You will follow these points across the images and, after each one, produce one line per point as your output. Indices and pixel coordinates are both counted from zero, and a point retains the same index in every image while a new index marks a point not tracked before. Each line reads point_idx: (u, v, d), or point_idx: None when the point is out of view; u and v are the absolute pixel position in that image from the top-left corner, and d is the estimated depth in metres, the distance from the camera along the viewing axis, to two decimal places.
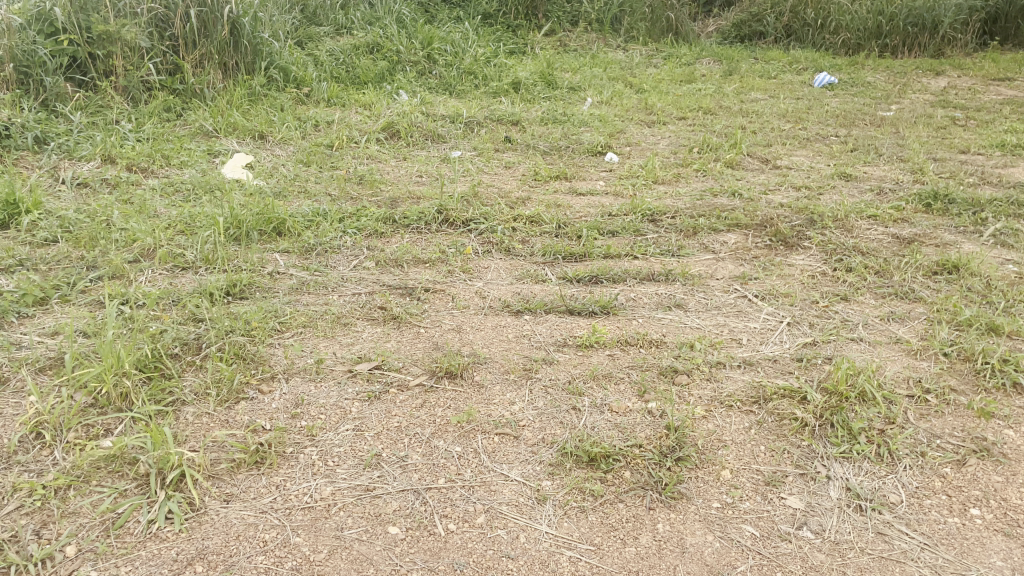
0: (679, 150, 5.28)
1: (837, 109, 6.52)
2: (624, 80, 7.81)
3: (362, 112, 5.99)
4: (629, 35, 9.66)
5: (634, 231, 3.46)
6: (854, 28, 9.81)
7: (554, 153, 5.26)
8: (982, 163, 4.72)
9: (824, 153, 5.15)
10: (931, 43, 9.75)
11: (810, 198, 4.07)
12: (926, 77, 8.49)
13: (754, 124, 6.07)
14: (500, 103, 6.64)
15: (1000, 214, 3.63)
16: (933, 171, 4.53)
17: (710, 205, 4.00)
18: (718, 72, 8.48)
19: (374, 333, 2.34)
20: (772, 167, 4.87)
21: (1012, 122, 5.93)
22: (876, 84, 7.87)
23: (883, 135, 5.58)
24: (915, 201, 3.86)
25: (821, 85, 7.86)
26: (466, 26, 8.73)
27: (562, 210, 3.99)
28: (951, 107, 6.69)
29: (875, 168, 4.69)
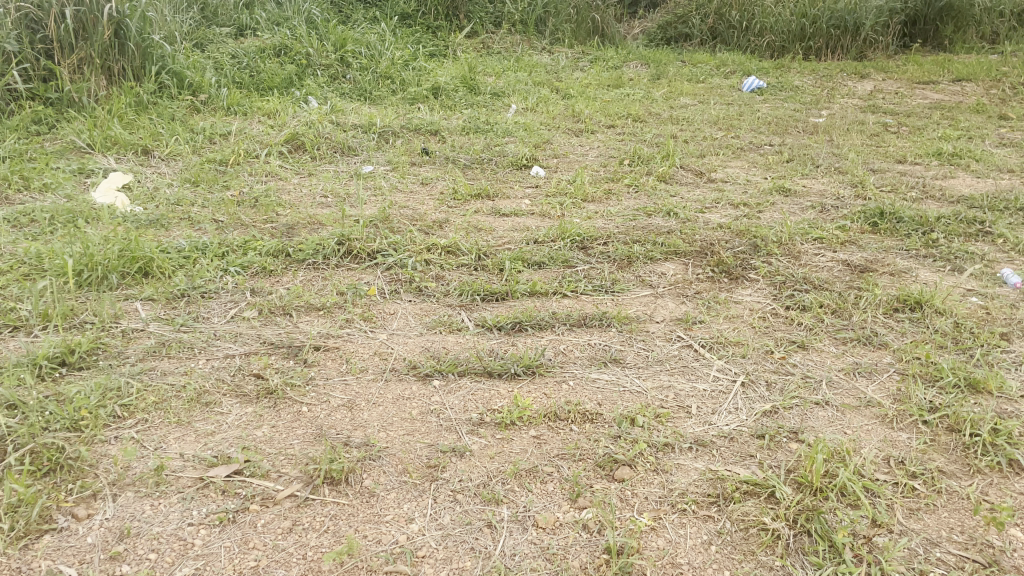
0: (609, 162, 4.95)
1: (769, 116, 6.31)
2: (550, 84, 7.46)
3: (264, 122, 5.47)
4: (554, 37, 9.33)
5: (563, 261, 3.09)
6: (778, 30, 9.73)
7: (475, 167, 4.85)
8: (922, 174, 4.52)
9: (759, 165, 4.89)
10: (853, 46, 9.71)
11: (749, 218, 3.78)
12: (852, 80, 8.41)
13: (686, 133, 5.80)
14: (417, 111, 6.20)
15: (950, 234, 3.38)
16: (874, 184, 4.30)
17: (645, 228, 3.67)
18: (646, 76, 8.22)
19: (243, 417, 1.91)
20: (707, 181, 4.58)
21: (944, 128, 5.80)
22: (805, 88, 7.72)
23: (817, 144, 5.37)
24: (859, 220, 3.59)
25: (750, 89, 7.67)
26: (382, 26, 8.24)
27: (483, 235, 3.59)
28: (880, 112, 6.56)
29: (813, 180, 4.45)
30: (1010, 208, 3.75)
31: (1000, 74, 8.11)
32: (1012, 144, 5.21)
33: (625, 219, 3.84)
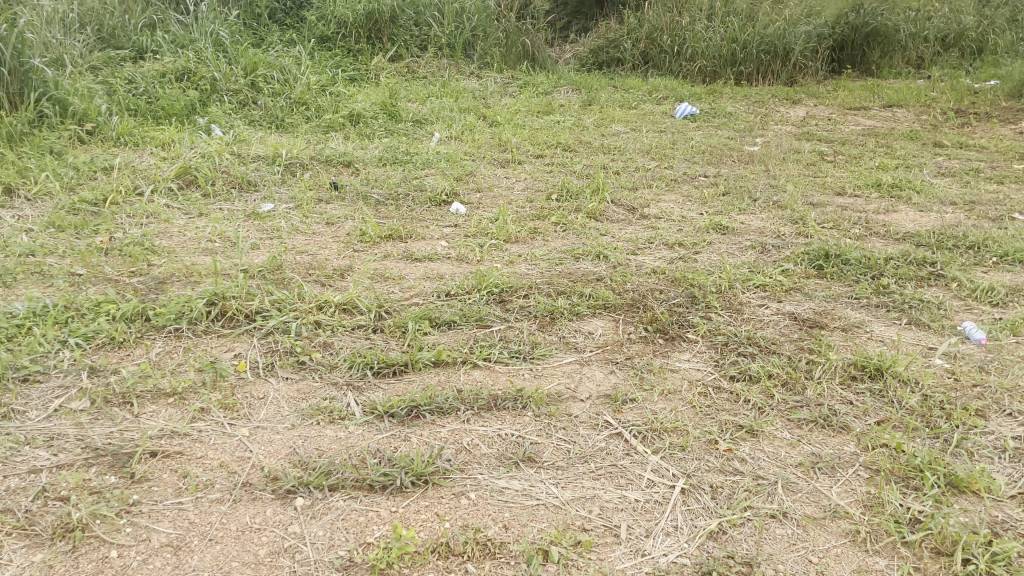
0: (536, 197, 4.59)
1: (703, 144, 6.07)
2: (476, 111, 7.11)
3: (156, 153, 4.94)
4: (483, 62, 9.06)
5: (475, 318, 2.68)
6: (709, 55, 9.65)
7: (389, 204, 4.41)
8: (863, 209, 4.28)
9: (693, 198, 4.61)
10: (784, 71, 9.71)
11: (685, 261, 3.45)
12: (784, 106, 8.30)
13: (617, 163, 5.49)
14: (331, 140, 5.75)
15: (900, 278, 3.11)
16: (815, 220, 4.04)
17: (570, 275, 3.29)
18: (577, 102, 7.96)
19: (25, 570, 1.50)
20: (639, 217, 4.26)
21: (880, 156, 5.63)
22: (738, 114, 7.55)
23: (753, 175, 5.12)
24: (802, 263, 3.30)
25: (683, 115, 7.46)
26: (299, 50, 7.78)
27: (389, 286, 3.16)
28: (815, 140, 6.39)
29: (751, 216, 4.17)
30: (957, 246, 3.52)
31: (929, 100, 8.09)
32: (950, 173, 5.05)
33: (550, 264, 3.47)
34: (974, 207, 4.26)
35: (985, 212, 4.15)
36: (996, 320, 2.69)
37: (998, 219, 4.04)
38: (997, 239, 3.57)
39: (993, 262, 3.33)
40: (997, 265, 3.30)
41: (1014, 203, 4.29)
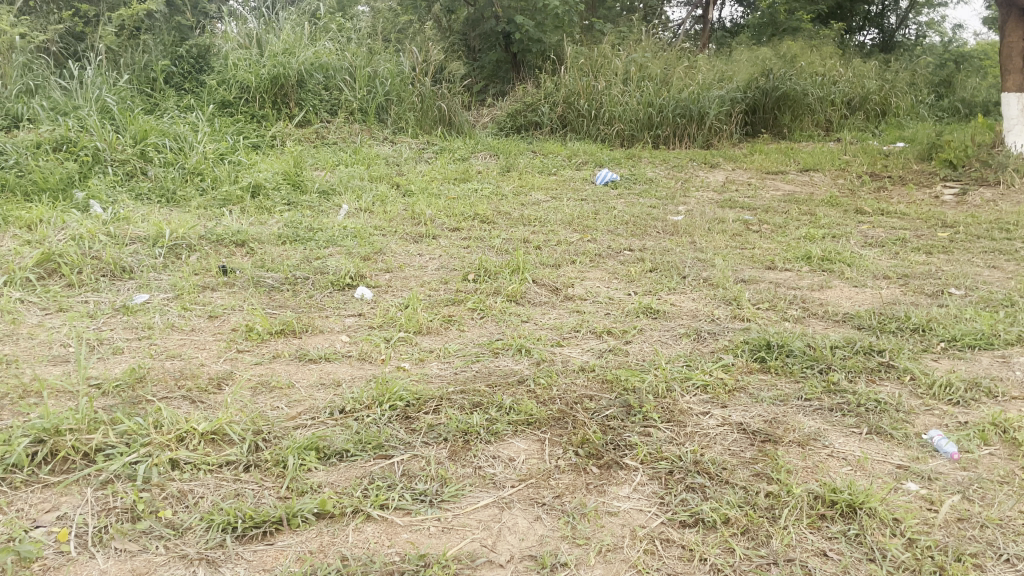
0: (451, 277, 4.20)
1: (625, 213, 5.82)
2: (388, 179, 6.74)
3: (18, 236, 4.36)
4: (397, 126, 8.79)
5: (373, 446, 2.23)
6: (626, 118, 9.66)
7: (284, 289, 3.91)
8: (796, 285, 4.06)
9: (619, 275, 4.30)
10: (699, 135, 9.75)
11: (616, 354, 3.09)
12: (703, 170, 8.24)
13: (538, 236, 5.17)
14: (225, 214, 5.25)
15: (849, 372, 2.82)
16: (750, 299, 3.77)
17: (487, 376, 2.86)
18: (495, 168, 7.71)
19: None
20: (563, 299, 3.91)
21: (805, 225, 5.49)
22: (658, 180, 7.41)
23: (679, 247, 4.88)
24: (742, 355, 2.99)
25: (604, 182, 7.27)
26: (197, 116, 7.30)
27: (274, 400, 2.68)
28: (738, 207, 6.24)
29: (681, 296, 3.88)
30: (901, 330, 3.28)
31: (843, 164, 8.15)
32: (878, 244, 4.90)
33: (463, 361, 3.03)
34: (908, 282, 4.08)
35: (919, 287, 3.97)
36: (962, 423, 2.40)
37: (933, 295, 3.86)
38: (941, 321, 3.34)
39: (941, 347, 3.09)
40: (946, 351, 3.06)
41: (946, 276, 4.14)
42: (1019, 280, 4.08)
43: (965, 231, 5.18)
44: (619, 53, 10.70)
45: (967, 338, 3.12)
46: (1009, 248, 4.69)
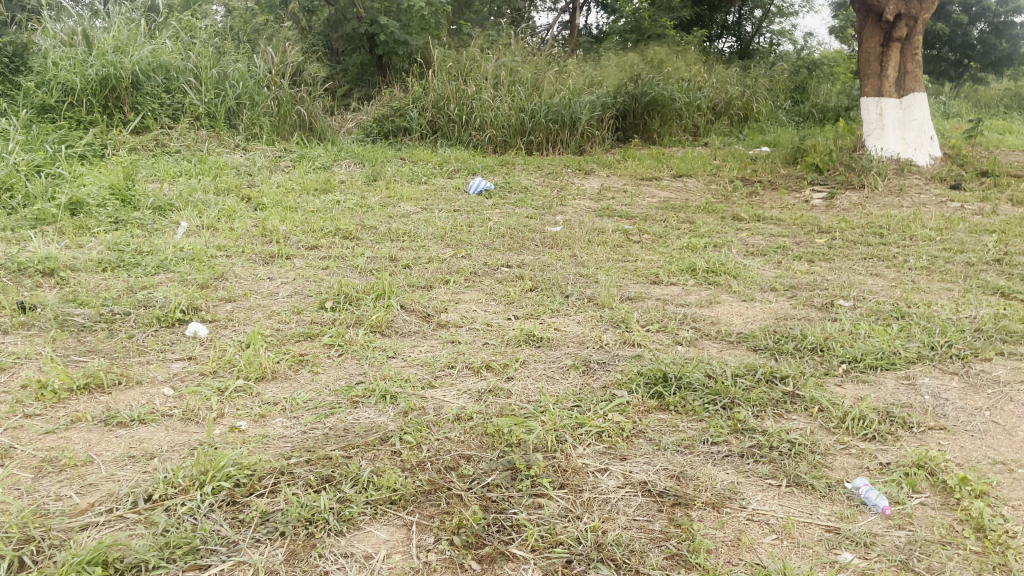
0: (306, 304, 3.65)
1: (501, 225, 5.44)
2: (238, 191, 6.06)
3: None
4: (249, 133, 8.06)
5: (184, 552, 1.72)
6: (498, 124, 9.38)
7: (98, 329, 3.25)
8: (685, 301, 3.80)
9: (497, 296, 3.88)
10: (572, 140, 9.62)
11: (496, 397, 2.66)
12: (578, 177, 8.01)
13: (407, 252, 4.70)
14: (36, 236, 4.47)
15: (755, 408, 2.52)
16: (639, 321, 3.46)
17: (343, 437, 2.36)
18: (360, 177, 7.17)
19: None
20: (434, 327, 3.45)
21: (686, 233, 5.29)
22: (533, 188, 7.09)
23: (559, 262, 4.54)
24: (638, 392, 2.63)
25: (477, 191, 6.86)
26: (9, 122, 6.34)
27: (60, 485, 2.08)
28: (616, 216, 5.99)
29: (565, 320, 3.50)
30: (799, 353, 3.04)
31: (714, 168, 8.13)
32: (759, 252, 4.75)
33: (315, 416, 2.52)
34: (795, 294, 3.89)
35: (807, 300, 3.78)
36: (885, 465, 2.13)
37: (822, 308, 3.68)
38: (839, 339, 3.13)
39: (843, 370, 2.86)
40: (849, 373, 2.83)
41: (831, 287, 3.99)
42: (903, 287, 3.98)
43: (840, 236, 5.12)
44: (488, 57, 10.37)
45: (867, 358, 2.91)
46: (886, 253, 4.63)
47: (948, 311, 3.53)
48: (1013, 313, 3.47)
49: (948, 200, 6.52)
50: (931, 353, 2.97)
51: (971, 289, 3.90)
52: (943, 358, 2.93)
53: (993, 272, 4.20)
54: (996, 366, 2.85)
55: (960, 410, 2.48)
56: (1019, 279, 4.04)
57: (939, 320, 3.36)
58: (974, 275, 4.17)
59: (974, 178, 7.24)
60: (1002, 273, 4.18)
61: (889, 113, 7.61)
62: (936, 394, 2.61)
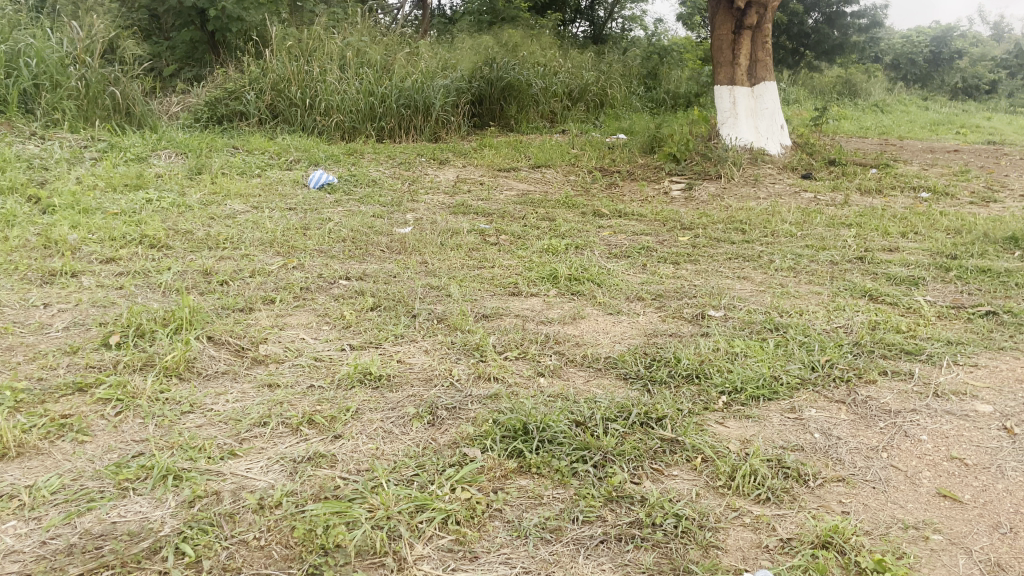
0: (86, 339, 2.95)
1: (343, 226, 4.84)
2: (26, 189, 5.12)
3: None
4: (49, 119, 6.95)
5: None
6: (345, 109, 8.69)
7: None
8: (546, 317, 3.38)
9: (329, 319, 3.29)
10: (426, 127, 9.06)
11: (315, 469, 2.11)
12: (431, 168, 7.47)
13: (228, 263, 4.03)
14: None
15: (631, 465, 2.10)
16: (495, 345, 3.00)
17: (95, 554, 1.74)
18: (182, 170, 6.31)
19: None
20: (247, 366, 2.84)
21: (545, 233, 4.89)
22: (382, 181, 6.49)
23: (407, 271, 4.01)
24: (493, 450, 2.15)
25: (319, 184, 6.18)
26: None
27: None
28: (471, 213, 5.51)
29: (409, 349, 2.96)
30: (674, 382, 2.66)
31: (572, 158, 7.82)
32: (623, 253, 4.43)
33: (62, 516, 1.88)
34: (664, 304, 3.56)
35: (676, 312, 3.45)
36: (785, 542, 1.78)
37: (692, 322, 3.35)
38: (716, 361, 2.80)
39: (724, 404, 2.50)
40: (730, 407, 2.49)
41: (700, 294, 3.68)
42: (772, 292, 3.74)
43: (703, 233, 4.88)
44: (332, 36, 9.62)
45: (748, 387, 2.57)
46: (750, 251, 4.41)
47: (820, 321, 3.29)
48: (884, 320, 3.27)
49: (802, 190, 6.51)
50: (813, 376, 2.68)
51: (840, 292, 3.71)
52: (826, 383, 2.64)
53: (858, 271, 4.05)
54: (882, 390, 2.59)
55: (855, 453, 2.17)
56: (884, 279, 3.90)
57: (815, 333, 3.10)
58: (840, 275, 4.00)
59: (823, 167, 7.30)
60: (866, 272, 4.03)
61: (742, 101, 7.54)
62: (825, 432, 2.30)
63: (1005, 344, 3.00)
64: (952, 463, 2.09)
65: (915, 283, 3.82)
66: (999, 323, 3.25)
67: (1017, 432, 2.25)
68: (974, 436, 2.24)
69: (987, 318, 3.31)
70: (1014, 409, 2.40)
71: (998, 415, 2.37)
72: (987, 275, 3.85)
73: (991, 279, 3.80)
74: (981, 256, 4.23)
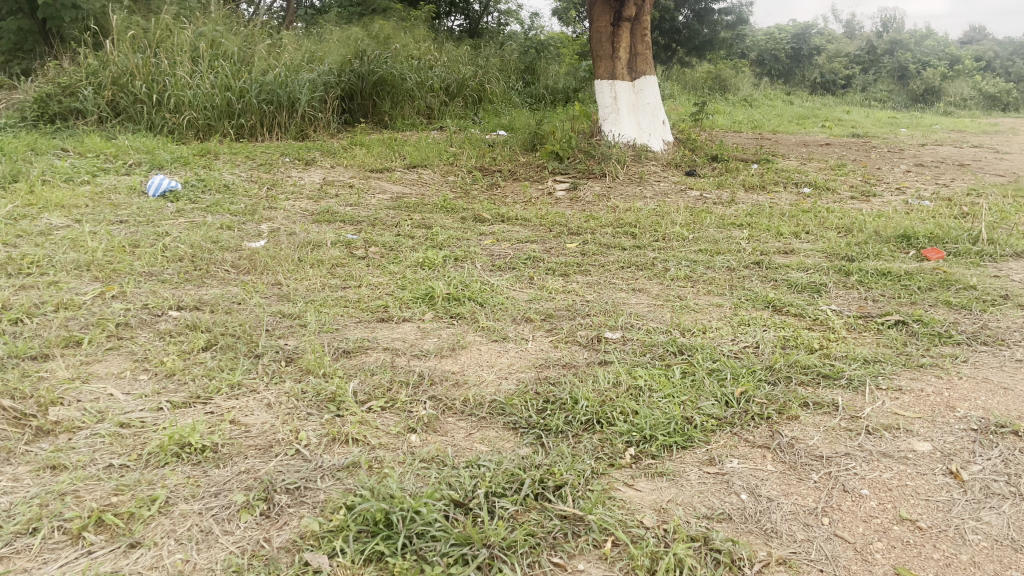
0: None
1: (184, 241, 4.16)
2: None
3: None
4: None
5: None
6: (198, 105, 7.85)
7: None
8: (419, 348, 2.87)
9: (148, 366, 2.66)
10: (291, 123, 8.32)
11: None
12: (295, 169, 6.78)
13: (32, 294, 3.29)
14: None
15: (525, 562, 1.65)
16: (358, 389, 2.47)
17: None
18: None
19: None
20: (29, 440, 2.19)
21: (420, 242, 4.37)
22: (237, 186, 5.79)
23: (256, 296, 3.41)
24: (346, 554, 1.65)
25: (159, 192, 5.41)
26: None
27: None
28: (336, 221, 4.91)
29: (246, 404, 2.38)
30: (573, 432, 2.22)
31: (450, 157, 7.33)
32: (507, 265, 3.98)
33: None
34: (555, 326, 3.12)
35: (568, 336, 3.02)
36: None
37: (586, 348, 2.92)
38: (618, 399, 2.38)
39: (631, 460, 2.08)
40: (640, 462, 2.07)
41: (595, 312, 3.26)
42: (671, 305, 3.39)
43: (592, 239, 4.49)
44: (182, 25, 8.72)
45: (659, 435, 2.17)
46: (642, 259, 4.05)
47: (727, 340, 2.94)
48: (794, 336, 2.95)
49: (688, 187, 6.28)
50: (730, 415, 2.30)
51: (742, 304, 3.39)
52: (745, 423, 2.27)
53: (758, 278, 3.76)
54: (807, 427, 2.24)
55: (792, 520, 1.80)
56: (785, 286, 3.61)
57: (724, 357, 2.74)
58: (739, 283, 3.69)
59: (706, 163, 7.13)
60: (765, 279, 3.75)
61: (624, 96, 7.26)
62: (753, 491, 1.92)
63: (924, 360, 2.73)
64: (904, 528, 1.75)
65: (818, 290, 3.56)
66: (912, 335, 3.00)
67: (966, 478, 1.94)
68: (921, 487, 1.91)
69: (897, 329, 3.06)
70: (954, 447, 2.10)
71: (938, 454, 2.06)
72: (889, 279, 3.64)
73: (893, 283, 3.58)
74: (877, 257, 4.04)
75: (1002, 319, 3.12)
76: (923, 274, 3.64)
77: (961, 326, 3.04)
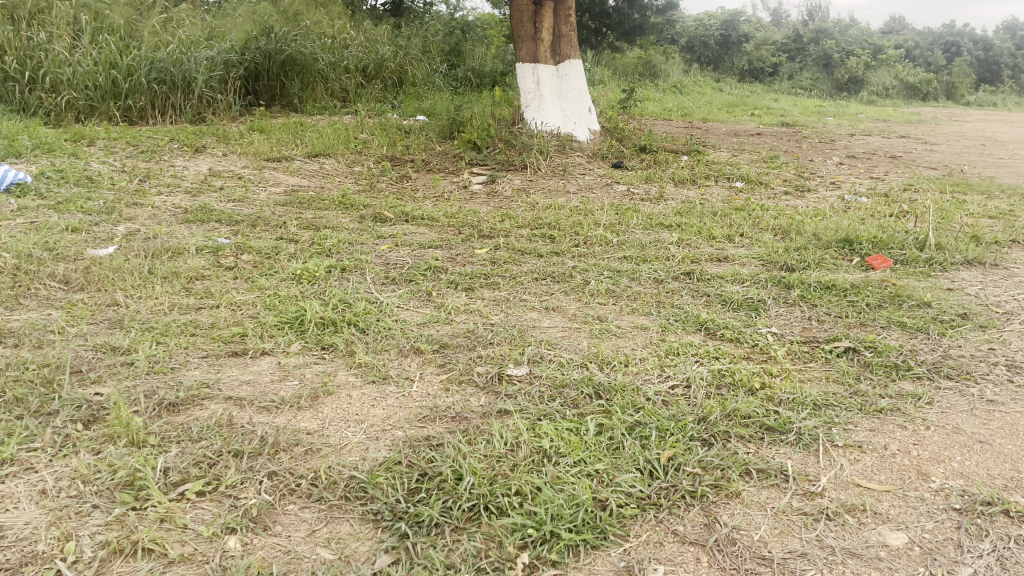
0: None
1: (13, 249, 3.44)
2: None
3: None
4: None
5: None
6: (78, 84, 6.99)
7: None
8: (271, 395, 2.27)
9: None
10: (187, 106, 7.46)
11: None
12: (181, 158, 6.04)
13: None
14: None
15: None
16: (171, 461, 1.87)
17: None
18: None
19: None
20: None
21: (303, 248, 3.75)
22: (104, 177, 5.04)
23: (82, 324, 2.75)
24: None
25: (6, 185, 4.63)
26: None
27: None
28: (211, 221, 4.24)
29: (11, 493, 1.76)
30: (451, 527, 1.68)
31: (359, 144, 6.68)
32: (402, 276, 3.40)
33: None
34: (448, 361, 2.57)
35: (463, 375, 2.47)
36: None
37: (484, 391, 2.38)
38: (514, 470, 1.84)
39: (525, 570, 1.57)
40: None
41: (498, 341, 2.72)
42: (589, 329, 2.87)
43: (504, 243, 3.95)
44: None
45: (561, 531, 1.65)
46: (560, 268, 3.53)
47: (653, 378, 2.44)
48: (732, 370, 2.47)
49: (614, 181, 5.81)
50: (654, 493, 1.80)
51: (671, 326, 2.90)
52: (673, 504, 1.78)
53: (689, 292, 3.28)
54: (752, 509, 1.76)
55: None
56: (719, 303, 3.14)
57: (649, 402, 2.23)
58: (668, 299, 3.20)
59: (634, 154, 6.67)
60: (697, 293, 3.27)
61: (547, 80, 6.73)
62: None
63: (884, 402, 2.28)
64: None
65: (756, 308, 3.10)
66: (865, 366, 2.56)
67: None
68: None
69: (848, 359, 2.62)
70: (934, 539, 1.66)
71: (916, 552, 1.62)
72: (834, 293, 3.21)
73: (838, 299, 3.15)
74: (818, 266, 3.62)
75: (963, 345, 2.71)
76: (871, 287, 3.23)
77: (919, 355, 2.62)
